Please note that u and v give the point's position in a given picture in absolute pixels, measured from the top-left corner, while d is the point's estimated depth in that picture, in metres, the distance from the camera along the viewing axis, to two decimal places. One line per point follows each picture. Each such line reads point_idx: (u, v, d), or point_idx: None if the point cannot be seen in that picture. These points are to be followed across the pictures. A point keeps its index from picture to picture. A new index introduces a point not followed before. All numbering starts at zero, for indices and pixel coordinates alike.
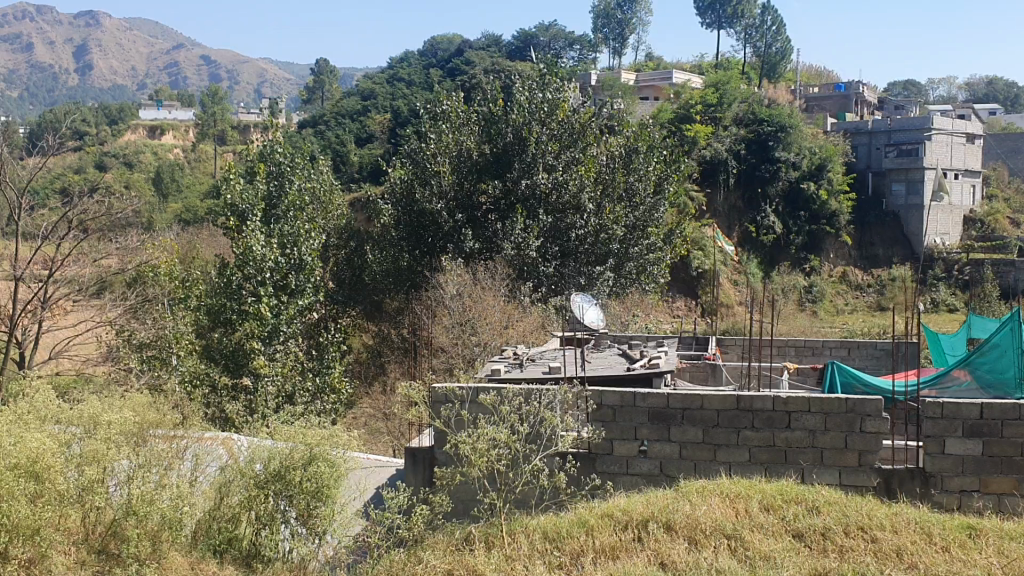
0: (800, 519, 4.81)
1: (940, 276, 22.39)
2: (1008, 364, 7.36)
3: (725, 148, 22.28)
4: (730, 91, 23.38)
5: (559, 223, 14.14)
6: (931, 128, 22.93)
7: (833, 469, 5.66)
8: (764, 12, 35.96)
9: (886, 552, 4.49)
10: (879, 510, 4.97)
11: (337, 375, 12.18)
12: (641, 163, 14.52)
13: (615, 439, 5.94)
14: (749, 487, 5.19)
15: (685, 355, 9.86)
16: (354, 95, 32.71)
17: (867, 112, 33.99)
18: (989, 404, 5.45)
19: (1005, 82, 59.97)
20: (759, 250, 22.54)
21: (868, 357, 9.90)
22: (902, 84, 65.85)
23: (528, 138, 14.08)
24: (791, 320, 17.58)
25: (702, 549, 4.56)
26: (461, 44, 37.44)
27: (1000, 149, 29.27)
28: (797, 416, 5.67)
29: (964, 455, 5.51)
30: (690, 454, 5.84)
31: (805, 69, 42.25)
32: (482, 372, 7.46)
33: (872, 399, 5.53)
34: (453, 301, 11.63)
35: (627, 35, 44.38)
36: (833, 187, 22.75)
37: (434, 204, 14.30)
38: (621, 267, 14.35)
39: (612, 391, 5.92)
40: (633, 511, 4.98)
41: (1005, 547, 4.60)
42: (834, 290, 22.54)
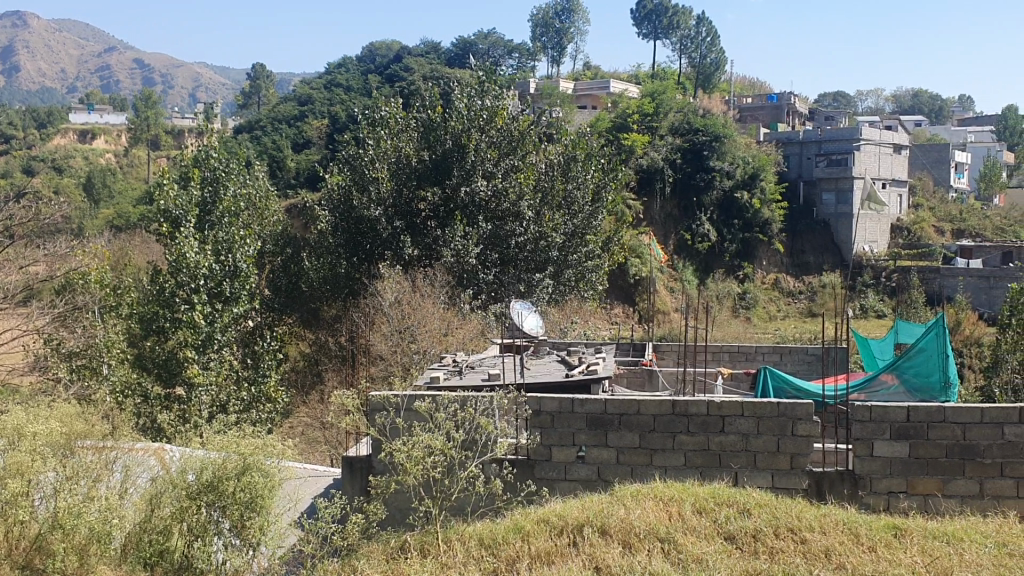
0: (732, 521, 4.88)
1: (869, 282, 22.96)
2: (933, 366, 7.64)
3: (661, 157, 22.59)
4: (666, 101, 23.71)
5: (499, 230, 14.06)
6: (859, 138, 23.61)
7: (765, 472, 5.76)
8: (699, 24, 36.49)
9: (815, 553, 4.59)
10: (807, 511, 5.07)
11: (273, 383, 12.13)
12: (580, 171, 14.68)
13: (553, 445, 5.95)
14: (683, 490, 5.26)
15: (622, 361, 9.98)
16: (292, 100, 32.38)
17: (798, 122, 34.79)
18: (914, 406, 5.62)
19: (929, 95, 62.07)
20: (694, 258, 22.88)
21: (799, 362, 10.15)
22: (833, 96, 67.67)
23: (467, 145, 14.14)
24: (725, 326, 17.87)
25: (636, 553, 4.61)
26: (400, 51, 37.37)
27: (926, 160, 30.22)
28: (731, 419, 5.76)
29: (891, 457, 5.66)
30: (627, 459, 5.89)
31: (738, 80, 43.22)
32: (421, 380, 7.42)
33: (803, 403, 5.63)
34: (391, 309, 11.55)
35: (566, 44, 44.77)
36: (766, 196, 23.19)
37: (372, 211, 14.12)
38: (560, 275, 14.47)
39: (551, 397, 5.93)
40: (569, 515, 5.01)
41: (928, 546, 4.73)
42: (767, 297, 22.97)
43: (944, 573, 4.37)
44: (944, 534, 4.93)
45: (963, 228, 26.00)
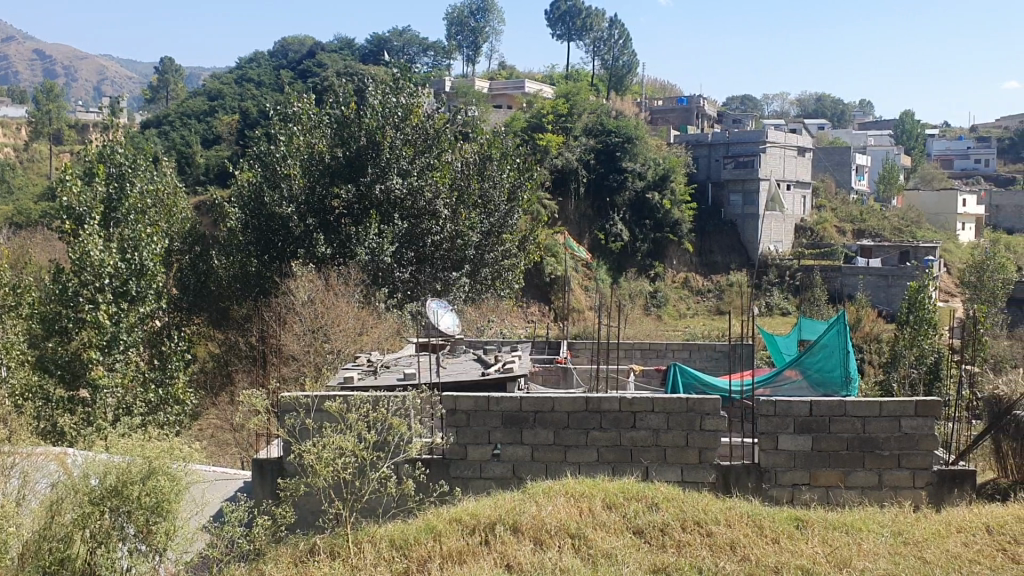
0: (640, 516, 4.97)
1: (775, 281, 23.60)
2: (834, 362, 7.91)
3: (575, 158, 22.78)
4: (580, 103, 23.93)
5: (414, 228, 13.99)
6: (765, 141, 24.35)
7: (675, 467, 5.88)
8: (611, 26, 37.00)
9: (721, 545, 4.71)
10: (713, 505, 5.19)
11: (182, 385, 11.90)
12: (495, 171, 14.90)
13: (468, 444, 5.95)
14: (592, 486, 5.33)
15: (538, 359, 10.08)
16: (202, 95, 31.63)
17: (707, 124, 35.59)
18: (817, 401, 5.80)
19: (832, 99, 64.33)
20: (608, 257, 23.13)
21: (707, 358, 10.36)
22: (740, 100, 69.57)
23: (382, 142, 13.98)
24: (638, 324, 18.11)
25: (547, 549, 4.65)
26: (313, 46, 36.89)
27: (828, 162, 31.25)
28: (641, 416, 5.85)
29: (795, 451, 5.84)
30: (541, 456, 5.93)
31: (650, 82, 44.00)
32: (333, 381, 7.34)
33: (711, 398, 5.79)
34: (304, 308, 11.34)
35: (480, 43, 44.74)
36: (676, 198, 23.69)
37: (284, 208, 13.81)
38: (477, 273, 14.63)
39: (467, 396, 5.94)
40: (481, 514, 5.02)
41: (828, 536, 4.90)
42: (677, 295, 23.35)
43: (844, 563, 4.53)
44: (843, 525, 5.11)
45: (863, 228, 26.94)
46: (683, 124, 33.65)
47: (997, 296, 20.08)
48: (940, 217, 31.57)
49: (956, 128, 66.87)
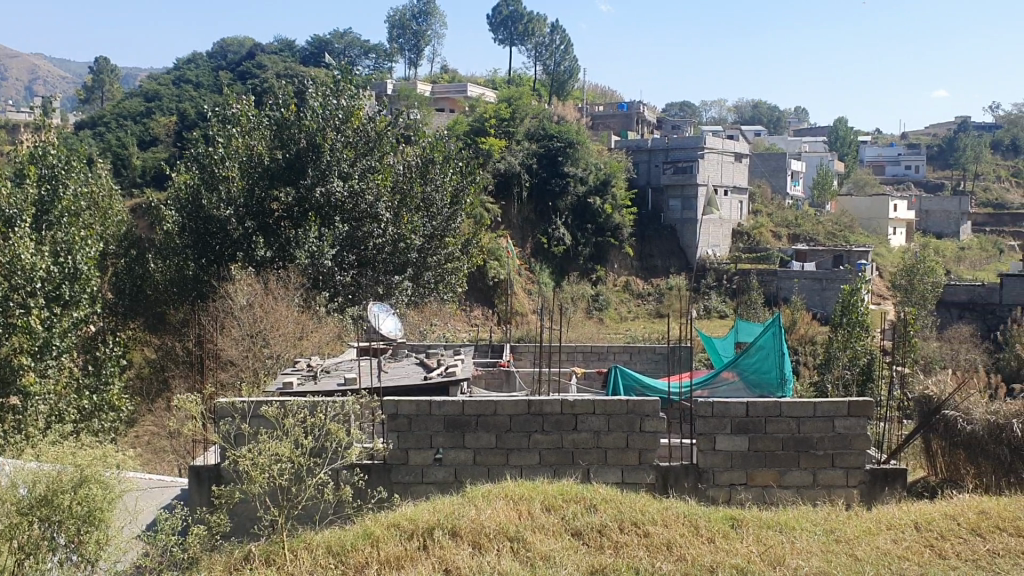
0: (578, 518, 5.00)
1: (713, 284, 23.95)
2: (771, 363, 8.04)
3: (518, 162, 22.82)
4: (522, 107, 23.98)
5: (356, 231, 13.89)
6: (703, 147, 24.84)
7: (615, 468, 5.94)
8: (553, 31, 37.39)
9: (658, 545, 4.77)
10: (651, 506, 5.25)
11: (117, 392, 11.73)
12: (437, 174, 14.90)
13: (410, 448, 5.91)
14: (532, 488, 5.35)
15: (480, 362, 10.10)
16: (138, 96, 31.02)
17: (648, 130, 36.01)
18: (753, 402, 5.91)
19: (769, 106, 65.62)
20: (550, 261, 23.22)
21: (648, 361, 10.50)
22: (679, 107, 70.61)
23: (322, 145, 13.83)
24: (580, 327, 18.19)
25: (485, 553, 4.66)
26: (253, 47, 36.44)
27: (764, 168, 31.85)
28: (583, 418, 5.91)
29: (732, 452, 5.94)
30: (483, 459, 5.93)
31: (591, 88, 44.40)
32: (272, 386, 7.27)
33: (651, 400, 5.87)
34: (243, 312, 11.17)
35: (422, 46, 44.67)
36: (617, 202, 23.94)
37: (222, 210, 13.52)
38: (419, 276, 14.62)
39: (408, 400, 5.90)
40: (420, 519, 5.00)
41: (763, 535, 4.99)
42: (619, 298, 23.53)
43: (777, 561, 4.61)
44: (777, 523, 5.21)
45: (798, 233, 27.46)
46: (624, 130, 33.99)
47: (926, 300, 20.63)
48: (872, 222, 32.29)
49: (887, 135, 68.68)
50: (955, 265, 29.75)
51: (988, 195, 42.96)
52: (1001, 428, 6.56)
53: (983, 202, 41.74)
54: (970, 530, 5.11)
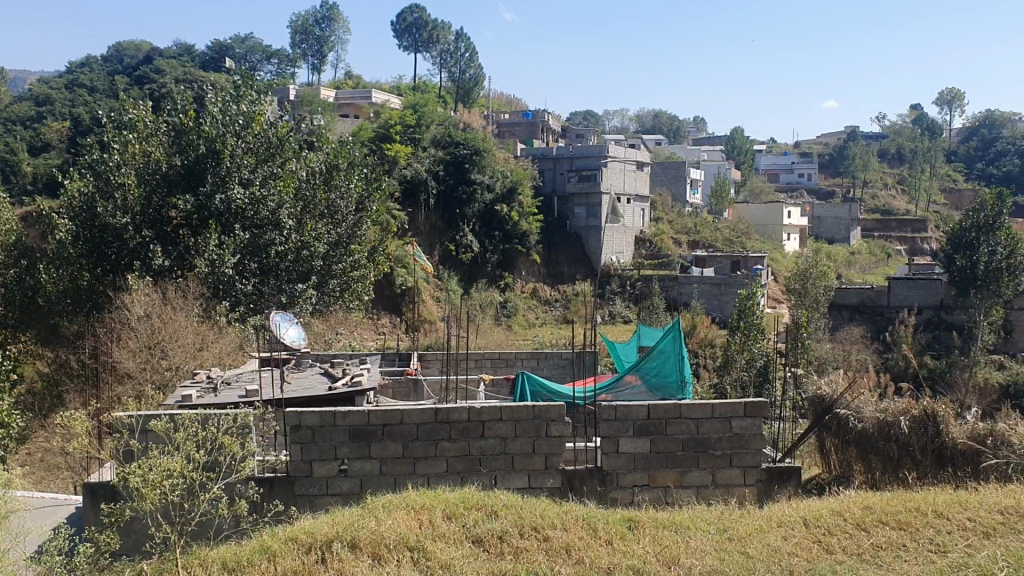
0: (478, 525, 5.03)
1: (617, 290, 24.34)
2: (670, 368, 8.32)
3: (425, 169, 22.70)
4: (428, 114, 23.86)
5: (257, 239, 13.56)
6: (606, 156, 25.36)
7: (521, 474, 6.00)
8: (457, 39, 37.42)
9: (557, 549, 4.83)
10: (551, 510, 5.32)
11: (7, 408, 11.12)
12: (342, 181, 14.85)
13: (314, 460, 5.83)
14: (434, 497, 5.35)
15: (387, 370, 10.05)
16: (27, 100, 29.87)
17: (552, 139, 36.46)
18: (654, 404, 6.05)
19: (668, 116, 67.35)
20: (458, 268, 23.22)
21: (554, 366, 10.66)
22: (582, 117, 71.87)
23: (221, 151, 13.52)
24: (487, 334, 18.27)
25: (385, 565, 4.61)
26: (150, 51, 35.52)
27: (665, 177, 32.60)
28: (490, 424, 5.95)
29: (634, 453, 6.06)
30: (389, 469, 5.90)
31: (496, 96, 44.74)
32: (171, 398, 7.15)
33: (556, 405, 5.95)
34: (140, 323, 10.81)
35: (325, 52, 44.24)
36: (523, 210, 24.16)
37: (117, 218, 13.04)
38: (324, 284, 14.48)
39: (312, 410, 5.82)
40: (318, 532, 4.94)
41: (658, 536, 5.10)
42: (526, 304, 23.70)
43: (673, 561, 4.72)
44: (673, 524, 5.33)
45: (697, 240, 28.18)
46: (529, 138, 34.30)
47: (819, 303, 21.38)
48: (768, 229, 33.31)
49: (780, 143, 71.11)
50: (846, 269, 30.97)
51: (876, 202, 44.86)
52: (890, 424, 6.82)
53: (871, 209, 43.54)
54: (856, 524, 5.31)
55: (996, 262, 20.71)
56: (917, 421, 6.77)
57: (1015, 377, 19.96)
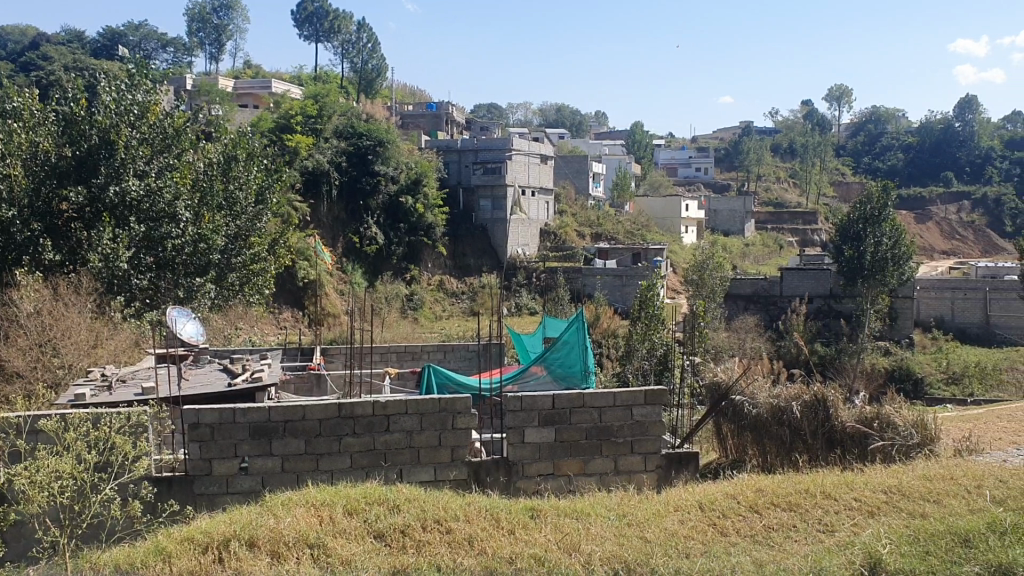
0: (381, 519, 5.00)
1: (522, 282, 24.48)
2: (575, 357, 8.39)
3: (326, 160, 22.41)
4: (329, 105, 23.67)
5: (153, 232, 13.08)
6: (510, 149, 25.59)
7: (427, 467, 6.00)
8: (359, 29, 37.11)
9: (459, 541, 4.85)
10: (453, 503, 5.33)
11: None
12: (241, 172, 14.61)
13: (213, 458, 5.72)
14: (335, 493, 5.32)
15: (290, 367, 9.91)
16: None
17: (456, 131, 36.42)
18: (558, 395, 6.14)
19: (570, 110, 68.25)
20: (362, 260, 22.93)
21: (461, 359, 10.71)
22: (486, 110, 72.22)
23: (116, 142, 13.00)
24: (393, 328, 18.15)
25: (284, 563, 4.55)
26: (37, 36, 34.14)
27: (568, 169, 32.96)
28: (395, 418, 5.94)
29: (540, 443, 6.14)
30: (292, 466, 5.81)
31: (400, 88, 44.53)
32: (63, 397, 6.92)
33: (462, 397, 6.00)
34: (29, 320, 10.23)
35: (224, 41, 43.28)
36: (428, 202, 24.05)
37: (5, 210, 12.20)
38: (223, 279, 14.21)
39: (210, 408, 5.71)
40: (215, 531, 4.85)
41: (559, 524, 5.17)
42: (432, 297, 23.54)
43: (573, 548, 4.79)
44: (574, 512, 5.42)
45: (600, 232, 28.60)
46: (433, 130, 34.21)
47: (716, 294, 21.95)
48: (667, 222, 33.92)
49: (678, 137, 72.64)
50: (742, 260, 31.83)
51: (770, 195, 46.29)
52: (782, 410, 7.08)
53: (765, 202, 44.95)
54: (749, 507, 5.49)
55: (882, 253, 21.45)
56: (808, 405, 7.05)
57: (899, 362, 20.91)
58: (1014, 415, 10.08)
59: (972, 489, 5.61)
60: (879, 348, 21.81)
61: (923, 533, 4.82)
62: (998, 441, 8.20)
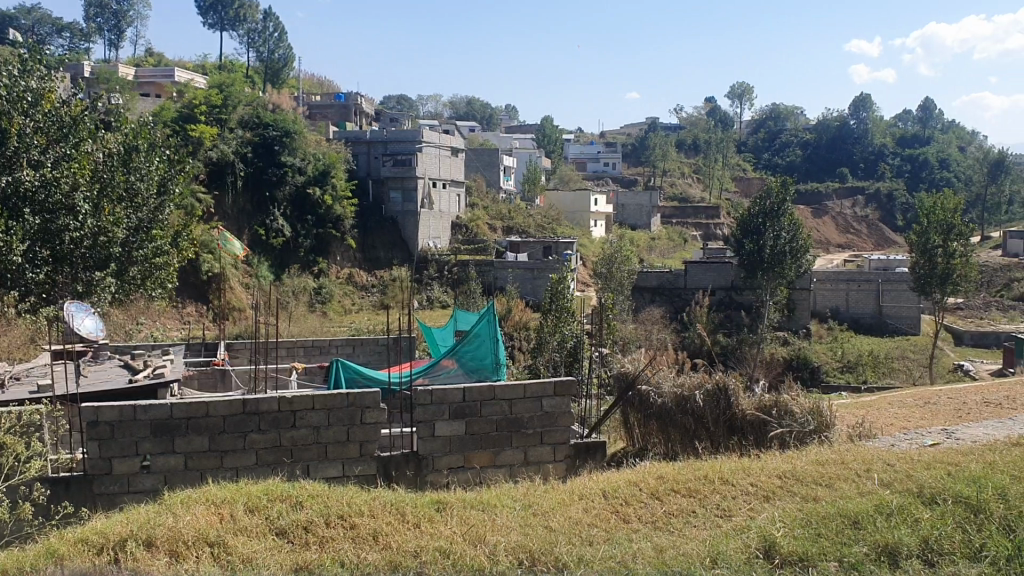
0: (283, 516, 4.96)
1: (434, 275, 24.42)
2: (486, 350, 8.42)
3: (231, 151, 21.98)
4: (234, 94, 23.20)
5: (48, 225, 12.30)
6: (420, 141, 25.46)
7: (335, 463, 5.96)
8: (266, 18, 36.41)
9: (363, 537, 4.83)
10: (359, 498, 5.31)
11: None
12: (142, 162, 13.89)
13: (113, 457, 5.57)
14: (237, 490, 5.25)
15: (193, 362, 9.72)
16: None
17: (365, 123, 36.10)
18: (468, 388, 6.17)
19: (480, 103, 68.28)
20: (268, 253, 22.53)
21: (371, 352, 10.66)
22: (395, 101, 71.69)
23: (7, 130, 11.98)
24: (300, 321, 17.95)
25: (183, 562, 4.47)
26: None
27: (478, 163, 33.01)
28: (302, 414, 5.88)
29: (450, 436, 6.15)
30: (195, 464, 5.71)
31: (307, 78, 43.92)
32: None
33: (371, 392, 5.97)
34: None
35: (124, 27, 41.95)
36: (337, 193, 23.80)
37: None
38: (124, 273, 13.72)
39: (110, 405, 5.56)
40: (111, 532, 4.74)
41: (465, 516, 5.20)
42: (341, 290, 23.25)
43: (479, 539, 4.82)
44: (480, 503, 5.46)
45: (511, 225, 28.72)
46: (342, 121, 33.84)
47: (623, 286, 22.31)
48: (577, 215, 34.25)
49: (586, 133, 73.36)
50: (648, 253, 32.42)
51: (675, 189, 47.20)
52: (686, 398, 7.25)
53: (670, 196, 45.86)
54: (651, 494, 5.61)
55: (780, 247, 22.07)
56: (711, 394, 7.23)
57: (797, 352, 21.62)
58: (904, 401, 10.51)
59: (862, 472, 5.85)
60: (779, 339, 22.50)
61: (815, 516, 5.01)
62: (889, 426, 8.55)
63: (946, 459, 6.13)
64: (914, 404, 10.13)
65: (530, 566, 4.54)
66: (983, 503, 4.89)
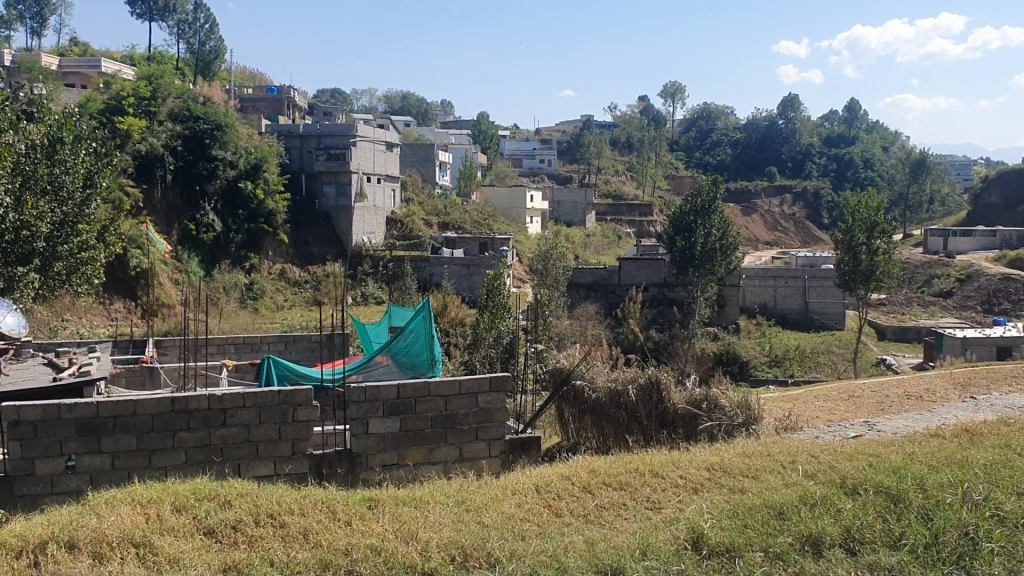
0: (211, 516, 4.89)
1: (368, 271, 24.26)
2: (421, 345, 8.40)
3: (161, 144, 21.48)
4: (163, 87, 22.63)
5: None
6: (354, 135, 25.34)
7: (266, 461, 5.90)
8: (196, 9, 35.73)
9: (294, 535, 4.79)
10: (289, 496, 5.27)
11: None
12: (67, 155, 13.14)
13: (36, 458, 5.42)
14: (164, 490, 5.17)
15: (120, 360, 9.51)
16: None
17: (297, 116, 35.70)
18: (403, 385, 6.17)
19: (415, 98, 68.00)
20: (198, 249, 22.12)
21: (303, 350, 10.56)
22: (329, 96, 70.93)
23: None
24: (230, 318, 17.68)
25: (107, 563, 4.38)
26: None
27: (413, 158, 32.87)
28: (232, 412, 5.81)
29: (383, 433, 6.14)
30: (122, 463, 5.60)
31: (239, 71, 43.22)
32: None
33: (303, 389, 5.92)
34: None
35: (47, 15, 40.80)
36: (269, 187, 23.50)
37: None
38: (47, 269, 13.07)
39: (32, 404, 5.41)
40: (31, 535, 4.62)
41: (396, 513, 5.19)
42: (274, 286, 22.96)
43: (411, 536, 4.82)
44: (412, 500, 5.46)
45: (446, 221, 28.66)
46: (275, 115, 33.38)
47: (558, 282, 22.45)
48: (512, 211, 34.31)
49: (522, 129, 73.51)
50: (582, 250, 32.65)
51: (609, 186, 47.57)
52: (619, 393, 7.34)
53: (604, 194, 46.23)
54: (583, 488, 5.67)
55: (711, 243, 22.52)
56: (643, 389, 7.33)
57: (726, 347, 21.99)
58: (829, 394, 10.77)
59: (787, 464, 5.99)
60: (709, 334, 22.87)
61: (742, 507, 5.13)
62: (815, 419, 8.76)
63: (867, 451, 6.30)
64: (839, 397, 10.39)
65: (462, 561, 4.55)
66: (902, 493, 5.05)
